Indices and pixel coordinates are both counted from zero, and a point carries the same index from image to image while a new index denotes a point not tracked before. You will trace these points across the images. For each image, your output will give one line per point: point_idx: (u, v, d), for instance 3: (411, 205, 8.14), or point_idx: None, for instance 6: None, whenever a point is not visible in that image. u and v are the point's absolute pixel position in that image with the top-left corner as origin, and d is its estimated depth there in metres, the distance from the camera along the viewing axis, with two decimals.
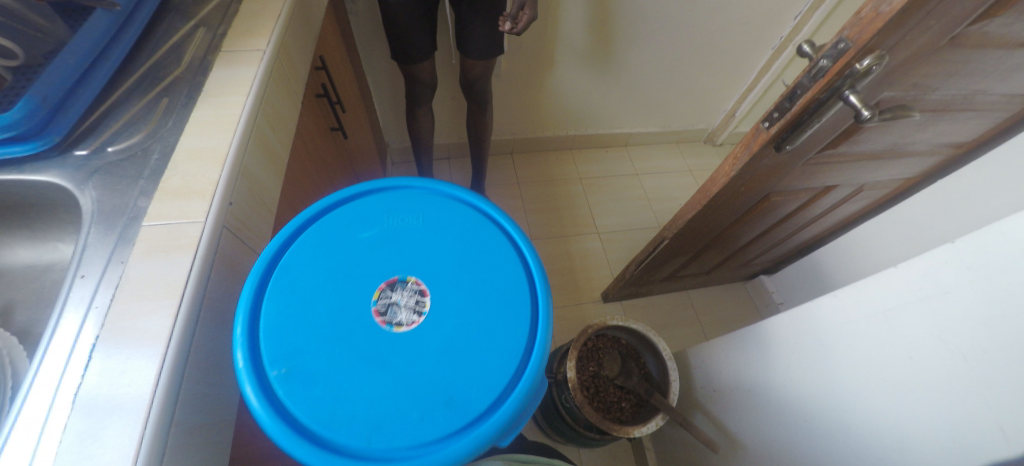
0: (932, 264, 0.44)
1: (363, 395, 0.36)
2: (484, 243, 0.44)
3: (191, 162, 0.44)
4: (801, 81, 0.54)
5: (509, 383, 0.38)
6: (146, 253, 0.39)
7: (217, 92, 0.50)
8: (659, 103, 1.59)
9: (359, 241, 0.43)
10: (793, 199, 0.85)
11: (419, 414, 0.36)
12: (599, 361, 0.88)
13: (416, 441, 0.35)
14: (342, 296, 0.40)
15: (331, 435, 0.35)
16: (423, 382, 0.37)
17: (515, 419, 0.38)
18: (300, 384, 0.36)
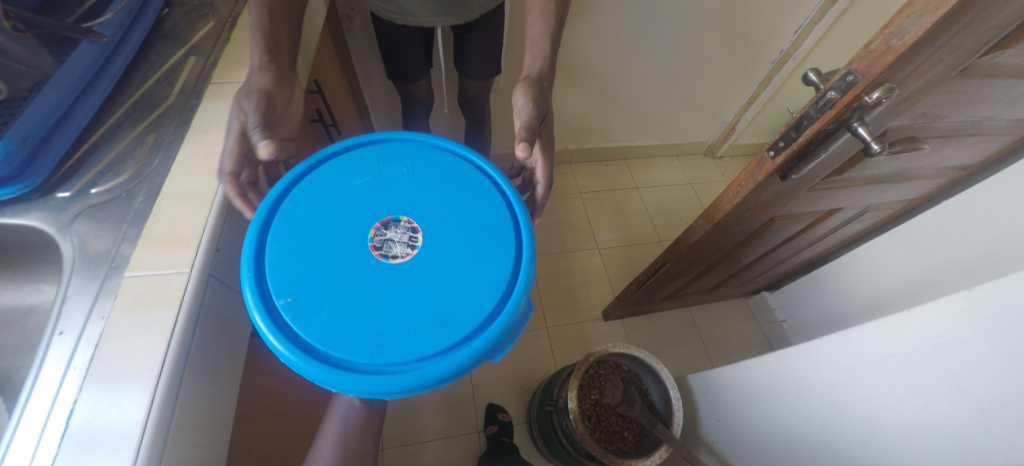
0: (947, 312, 0.43)
1: (365, 317, 0.40)
2: (470, 185, 0.48)
3: (178, 205, 0.42)
4: (808, 111, 0.53)
5: (497, 306, 0.42)
6: (127, 308, 0.37)
7: (207, 128, 0.49)
8: (658, 116, 1.58)
9: (353, 186, 0.46)
10: (797, 223, 0.84)
11: (416, 333, 0.40)
12: (601, 389, 0.86)
13: (417, 354, 0.39)
14: (339, 236, 0.43)
15: (337, 353, 0.39)
16: (419, 305, 0.41)
17: (504, 337, 0.42)
18: (308, 310, 0.40)
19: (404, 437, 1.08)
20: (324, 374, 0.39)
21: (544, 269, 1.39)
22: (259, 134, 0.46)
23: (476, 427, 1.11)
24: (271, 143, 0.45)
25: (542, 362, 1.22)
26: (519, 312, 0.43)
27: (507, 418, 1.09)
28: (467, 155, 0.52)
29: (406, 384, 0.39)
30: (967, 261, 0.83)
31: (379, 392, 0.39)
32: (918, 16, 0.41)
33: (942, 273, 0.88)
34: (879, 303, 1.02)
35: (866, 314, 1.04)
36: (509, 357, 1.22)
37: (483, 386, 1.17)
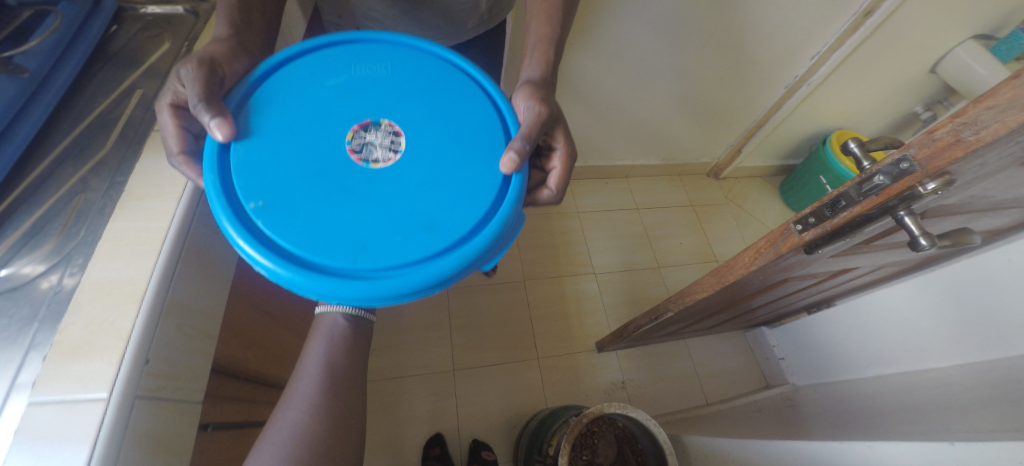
0: (997, 456, 0.41)
1: (345, 221, 0.36)
2: (457, 90, 0.43)
3: (100, 301, 0.34)
4: (848, 191, 0.47)
5: (489, 212, 0.39)
6: (22, 450, 0.29)
7: (142, 193, 0.40)
8: (663, 135, 1.52)
9: (326, 84, 0.41)
10: (811, 279, 0.79)
11: (401, 238, 0.36)
12: (593, 448, 0.82)
13: (403, 261, 0.36)
14: (313, 137, 0.38)
15: (315, 258, 0.36)
16: (403, 210, 0.37)
17: (498, 245, 0.39)
18: (280, 211, 0.36)
19: None
20: (299, 279, 0.35)
21: (537, 295, 1.33)
22: (202, 109, 0.37)
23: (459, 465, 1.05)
24: (225, 119, 0.37)
25: (532, 396, 1.17)
26: (512, 221, 0.40)
27: (491, 456, 1.03)
28: (453, 56, 0.46)
29: (392, 289, 0.36)
30: (979, 326, 0.79)
31: (363, 298, 0.36)
32: (1001, 110, 0.35)
33: (954, 337, 0.83)
34: (882, 358, 0.98)
35: (869, 368, 1.00)
36: (498, 389, 1.16)
37: (469, 420, 1.11)
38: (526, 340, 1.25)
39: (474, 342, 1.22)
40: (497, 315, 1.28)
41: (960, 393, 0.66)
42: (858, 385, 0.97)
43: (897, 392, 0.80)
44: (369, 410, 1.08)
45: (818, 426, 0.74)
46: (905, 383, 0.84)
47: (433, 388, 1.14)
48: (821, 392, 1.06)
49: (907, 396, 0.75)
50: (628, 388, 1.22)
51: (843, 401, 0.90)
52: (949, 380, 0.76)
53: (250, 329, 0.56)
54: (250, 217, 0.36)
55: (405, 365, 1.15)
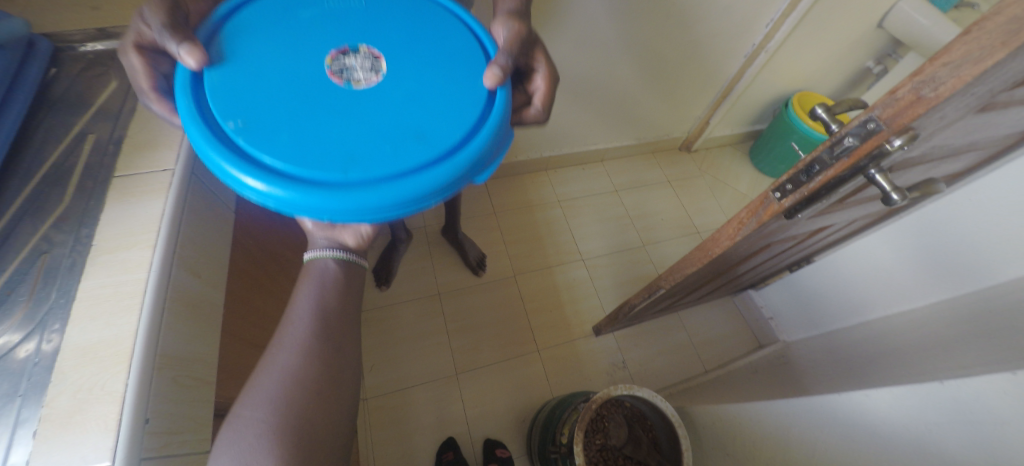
0: (988, 390, 0.44)
1: (331, 138, 0.36)
2: (434, 18, 0.43)
3: (85, 367, 0.32)
4: (821, 156, 0.50)
5: (477, 125, 0.39)
6: None
7: (112, 245, 0.38)
8: (634, 116, 1.53)
9: (299, 15, 0.40)
10: (790, 241, 0.82)
11: (391, 149, 0.36)
12: (605, 431, 0.85)
13: (395, 170, 0.35)
14: (290, 63, 0.38)
15: (303, 173, 0.35)
16: (390, 125, 0.37)
17: (488, 157, 0.39)
18: (262, 130, 0.35)
19: None
20: (287, 194, 0.34)
21: (529, 288, 1.34)
22: (173, 39, 0.37)
23: None
24: (197, 48, 0.37)
25: (537, 388, 1.18)
26: (501, 134, 0.40)
27: (506, 453, 1.03)
28: None
29: (387, 198, 0.35)
30: (946, 265, 0.84)
31: (357, 211, 0.35)
32: (955, 66, 0.37)
33: (926, 279, 0.88)
34: (863, 305, 1.03)
35: (852, 316, 1.05)
36: (503, 387, 1.17)
37: (478, 421, 1.11)
38: (524, 334, 1.26)
39: (473, 343, 1.22)
40: (493, 314, 1.28)
41: (938, 331, 0.70)
42: (844, 334, 1.02)
43: (880, 337, 0.84)
44: (377, 426, 1.07)
45: (812, 380, 0.78)
46: (885, 328, 0.88)
47: (438, 395, 1.13)
48: (810, 346, 1.11)
49: (890, 340, 0.80)
50: (629, 367, 1.25)
51: (832, 352, 0.94)
52: (926, 319, 0.81)
53: (244, 368, 0.54)
54: (230, 138, 0.35)
55: (407, 377, 1.14)
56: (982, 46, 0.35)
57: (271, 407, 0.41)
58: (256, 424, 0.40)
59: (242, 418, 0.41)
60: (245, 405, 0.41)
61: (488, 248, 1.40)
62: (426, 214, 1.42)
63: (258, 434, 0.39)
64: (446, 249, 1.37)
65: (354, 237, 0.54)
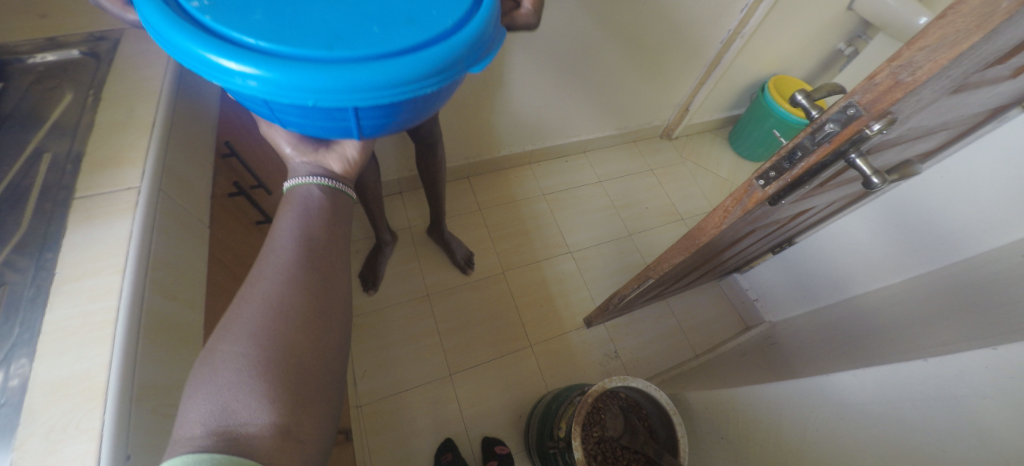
0: (970, 366, 0.46)
1: (311, 18, 0.32)
2: None
3: (56, 405, 0.30)
4: (803, 142, 0.50)
5: (471, 13, 0.35)
6: None
7: (79, 273, 0.36)
8: (615, 105, 1.53)
9: None
10: (773, 225, 0.83)
11: (378, 29, 0.32)
12: (601, 423, 0.86)
13: (386, 48, 0.31)
14: None
15: (279, 51, 0.30)
16: (376, 8, 0.33)
17: (485, 46, 0.36)
18: (230, 8, 0.31)
19: None
20: (260, 71, 0.29)
21: (520, 284, 1.34)
22: None
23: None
24: None
25: (532, 382, 1.19)
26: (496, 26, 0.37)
27: (505, 450, 1.03)
28: None
29: (379, 75, 0.31)
30: (921, 241, 0.87)
31: (344, 91, 0.31)
32: (932, 50, 0.37)
33: (903, 256, 0.91)
34: (844, 283, 1.06)
35: (834, 294, 1.08)
36: (498, 384, 1.17)
37: (475, 420, 1.11)
38: (517, 330, 1.26)
39: (465, 342, 1.21)
40: (485, 312, 1.27)
41: (914, 308, 0.73)
42: (826, 312, 1.05)
43: (861, 315, 0.87)
44: (373, 432, 1.06)
45: (799, 361, 0.80)
46: (863, 306, 0.92)
47: (434, 397, 1.13)
48: (794, 325, 1.14)
49: (871, 318, 0.82)
50: (622, 356, 1.26)
51: (816, 331, 0.97)
52: (903, 295, 0.84)
53: None
54: (195, 20, 0.31)
55: (401, 380, 1.13)
56: (958, 29, 0.35)
57: (251, 338, 0.36)
58: (232, 356, 0.35)
59: (217, 349, 0.35)
60: (219, 337, 0.36)
61: (476, 246, 1.39)
62: (410, 215, 1.40)
63: (236, 370, 0.34)
64: (433, 249, 1.35)
65: (337, 162, 0.49)
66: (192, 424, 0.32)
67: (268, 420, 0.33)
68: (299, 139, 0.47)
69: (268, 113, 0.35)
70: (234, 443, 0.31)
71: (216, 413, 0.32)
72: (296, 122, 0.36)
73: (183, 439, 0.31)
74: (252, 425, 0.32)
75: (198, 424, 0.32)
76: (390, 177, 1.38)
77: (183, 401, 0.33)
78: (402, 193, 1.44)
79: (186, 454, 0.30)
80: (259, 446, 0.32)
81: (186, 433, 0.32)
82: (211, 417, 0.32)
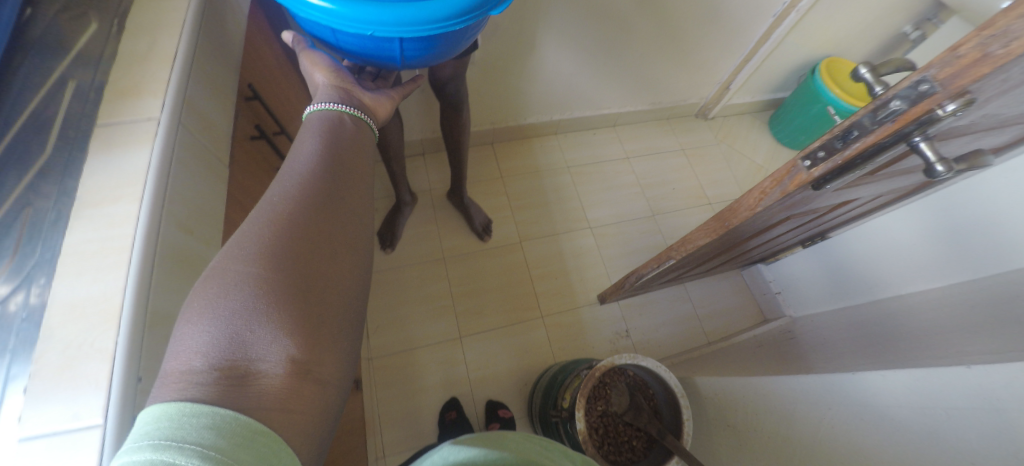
0: (1020, 377, 0.43)
1: None
2: None
3: (74, 323, 0.31)
4: (861, 120, 0.46)
5: None
6: None
7: (99, 199, 0.36)
8: (651, 78, 1.45)
9: None
10: (811, 214, 0.78)
11: None
12: (606, 398, 0.86)
13: None
14: None
15: None
16: None
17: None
18: None
19: (403, 444, 1.04)
20: (330, 4, 0.38)
21: (535, 255, 1.33)
22: None
23: (477, 426, 1.08)
24: None
25: (539, 352, 1.19)
26: None
27: (508, 414, 1.05)
28: None
29: (422, 13, 0.39)
30: (967, 247, 0.81)
31: (394, 24, 0.39)
32: None
33: (950, 264, 0.84)
34: (878, 283, 0.99)
35: (867, 293, 1.01)
36: (507, 350, 1.18)
37: (481, 383, 1.13)
38: (529, 301, 1.26)
39: (476, 308, 1.22)
40: (498, 280, 1.27)
41: (957, 314, 0.68)
42: (853, 311, 1.00)
43: (892, 318, 0.82)
44: (384, 385, 1.10)
45: (821, 357, 0.76)
46: (895, 309, 0.86)
47: (443, 357, 1.15)
48: (817, 321, 1.10)
49: (908, 320, 0.77)
50: (632, 336, 1.25)
51: (843, 328, 0.92)
52: (943, 300, 0.78)
53: None
54: None
55: (412, 338, 1.16)
56: None
57: (263, 261, 0.32)
58: (241, 279, 0.31)
59: (223, 271, 0.31)
60: (224, 259, 0.32)
61: (494, 214, 1.37)
62: (431, 177, 1.39)
63: (243, 298, 0.30)
64: (452, 213, 1.34)
65: (366, 100, 0.52)
66: (188, 356, 0.28)
67: (284, 356, 0.30)
68: (337, 72, 0.51)
69: (333, 40, 0.45)
70: (243, 382, 0.28)
71: (219, 345, 0.28)
72: (354, 49, 0.46)
73: (176, 373, 0.27)
74: (263, 362, 0.29)
75: (200, 355, 0.28)
76: (413, 137, 1.36)
77: (180, 329, 0.29)
78: (424, 154, 1.42)
79: (179, 402, 0.26)
80: (272, 387, 0.29)
81: (180, 365, 0.28)
82: (213, 349, 0.28)
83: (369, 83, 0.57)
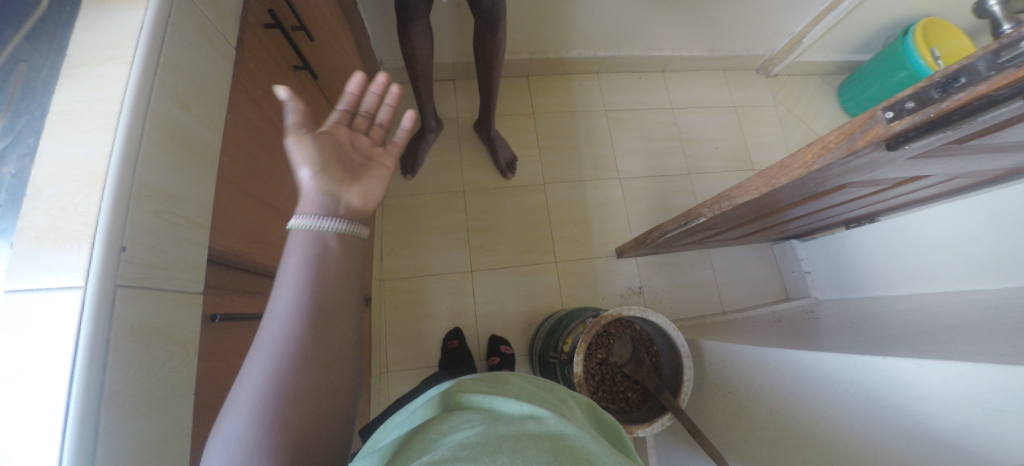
0: None
1: None
2: None
3: (59, 184, 0.30)
4: (975, 63, 0.37)
5: None
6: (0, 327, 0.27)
7: (90, 59, 0.33)
8: (715, 19, 1.28)
9: None
10: (871, 186, 0.69)
11: None
12: (608, 348, 0.84)
13: None
14: None
15: None
16: None
17: None
18: None
19: (406, 363, 1.09)
20: None
21: (557, 199, 1.28)
22: None
23: (477, 356, 1.11)
24: None
25: (547, 296, 1.19)
26: None
27: (509, 351, 1.06)
28: None
29: None
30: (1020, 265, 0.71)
31: None
32: None
33: (1003, 268, 0.74)
34: (919, 277, 0.90)
35: (903, 286, 0.93)
36: (515, 290, 1.18)
37: (486, 318, 1.15)
38: (544, 245, 1.23)
39: (490, 245, 1.21)
40: (515, 220, 1.24)
41: (1011, 311, 0.61)
42: (889, 299, 0.93)
43: (932, 310, 0.75)
44: (392, 306, 1.13)
45: (844, 337, 0.72)
46: (938, 302, 0.79)
47: (452, 288, 1.16)
48: (844, 304, 1.03)
49: (951, 313, 0.70)
50: (644, 294, 1.22)
51: (874, 314, 0.86)
52: (999, 297, 0.70)
53: (260, 225, 0.53)
54: None
55: (424, 266, 1.17)
56: None
57: (265, 391, 0.28)
58: (246, 423, 0.27)
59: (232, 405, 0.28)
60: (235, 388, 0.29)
61: (520, 152, 1.32)
62: (459, 105, 1.33)
63: (246, 440, 0.27)
64: (477, 146, 1.29)
65: (355, 191, 0.37)
66: None
67: None
68: (325, 169, 0.37)
69: None
70: None
71: None
72: None
73: None
74: None
75: None
76: (444, 59, 1.28)
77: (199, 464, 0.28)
78: (454, 79, 1.34)
79: None
80: None
81: None
82: None
83: (365, 143, 0.43)
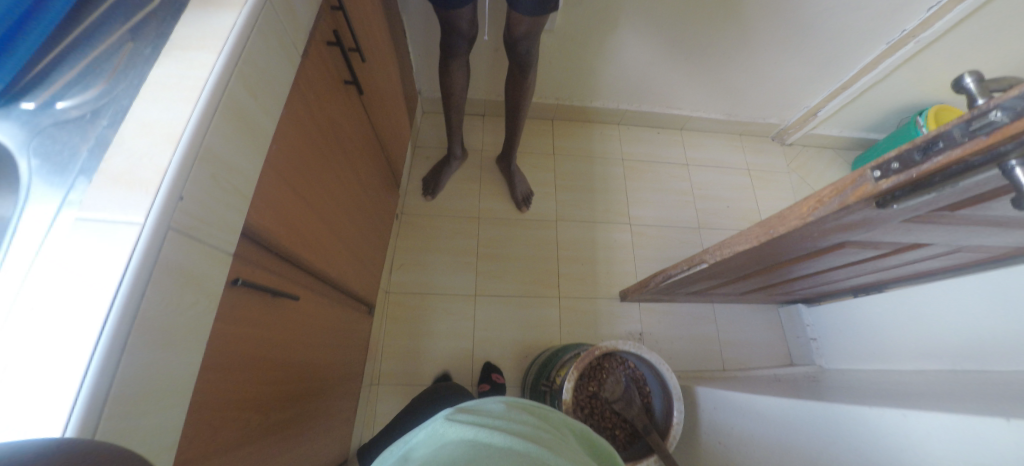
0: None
1: None
2: None
3: (140, 138, 0.35)
4: (951, 130, 0.40)
5: None
6: (66, 246, 0.32)
7: (186, 44, 0.40)
8: (733, 86, 1.37)
9: None
10: (871, 250, 0.71)
11: None
12: (601, 381, 0.81)
13: None
14: None
15: None
16: None
17: None
18: None
19: (398, 378, 1.09)
20: None
21: (567, 236, 1.32)
22: None
23: (469, 381, 1.10)
24: None
25: (546, 330, 1.19)
26: None
27: (500, 380, 1.06)
28: None
29: None
30: None
31: None
32: None
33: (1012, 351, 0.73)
34: (927, 353, 0.88)
35: (911, 362, 0.91)
36: (515, 320, 1.19)
37: (484, 344, 1.15)
38: (550, 278, 1.25)
39: (497, 271, 1.24)
40: (525, 251, 1.28)
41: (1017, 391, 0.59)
42: (895, 374, 0.90)
43: (937, 387, 0.73)
44: (393, 318, 1.15)
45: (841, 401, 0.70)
46: (945, 381, 0.76)
47: (454, 309, 1.18)
48: (849, 375, 1.00)
49: (956, 391, 0.68)
50: (644, 340, 1.21)
51: (877, 386, 0.83)
52: (1006, 381, 0.68)
53: (293, 212, 0.58)
54: None
55: (431, 284, 1.20)
56: None
57: None
58: None
59: None
60: None
61: (537, 187, 1.38)
62: (485, 138, 1.42)
63: None
64: (497, 178, 1.36)
65: None
66: None
67: None
68: None
69: None
70: None
71: None
72: None
73: None
74: None
75: None
76: (476, 96, 1.39)
77: None
78: (484, 115, 1.45)
79: None
80: None
81: None
82: None
83: None
